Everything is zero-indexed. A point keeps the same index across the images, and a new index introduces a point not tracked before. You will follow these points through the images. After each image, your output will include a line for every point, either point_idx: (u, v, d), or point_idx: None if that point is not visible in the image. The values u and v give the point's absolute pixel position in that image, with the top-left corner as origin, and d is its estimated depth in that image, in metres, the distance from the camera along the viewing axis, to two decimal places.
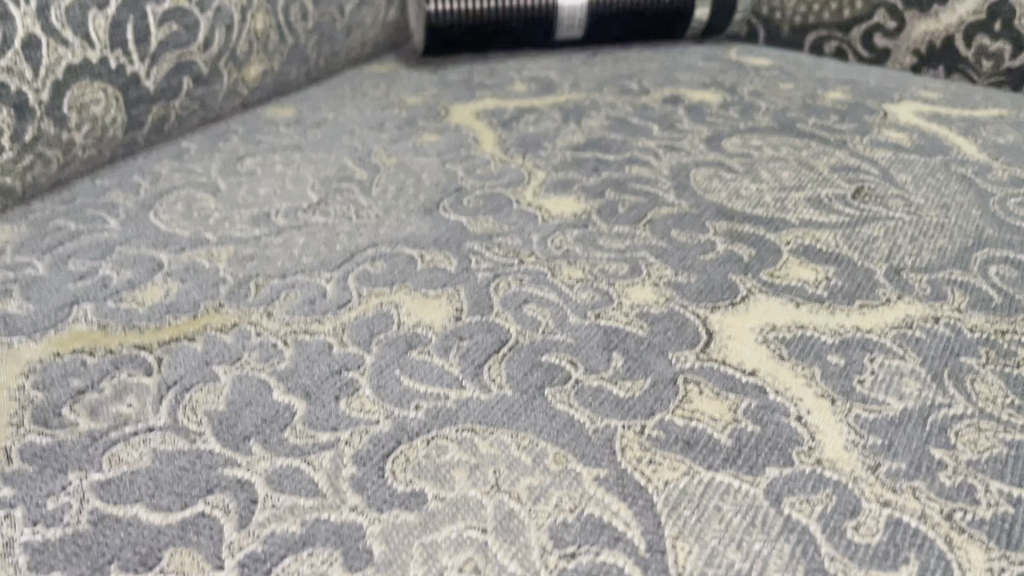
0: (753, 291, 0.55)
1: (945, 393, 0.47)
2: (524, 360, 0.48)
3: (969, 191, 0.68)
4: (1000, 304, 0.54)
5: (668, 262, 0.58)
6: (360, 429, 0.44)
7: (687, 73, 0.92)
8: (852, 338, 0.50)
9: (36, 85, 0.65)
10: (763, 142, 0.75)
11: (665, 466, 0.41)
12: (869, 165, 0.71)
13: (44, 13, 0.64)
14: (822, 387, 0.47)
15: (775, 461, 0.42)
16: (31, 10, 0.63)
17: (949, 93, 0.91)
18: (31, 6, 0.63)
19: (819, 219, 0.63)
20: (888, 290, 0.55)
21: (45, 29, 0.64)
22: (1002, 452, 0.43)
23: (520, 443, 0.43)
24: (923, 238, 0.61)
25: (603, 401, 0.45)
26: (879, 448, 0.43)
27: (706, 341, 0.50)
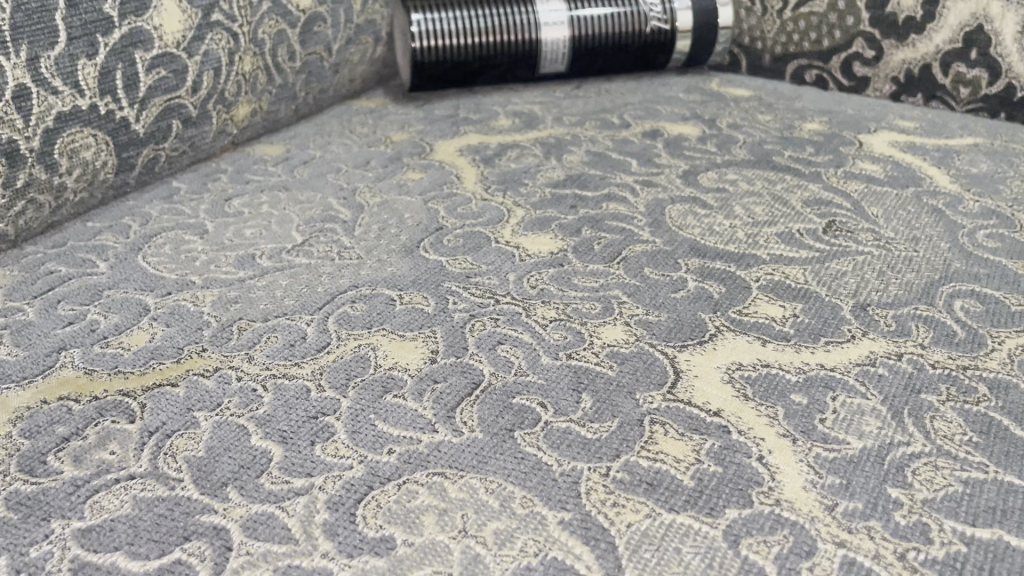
0: (721, 329, 0.56)
1: (905, 431, 0.48)
2: (496, 403, 0.50)
3: (939, 223, 0.70)
4: (963, 339, 0.56)
5: (640, 301, 0.59)
6: (333, 474, 0.45)
7: (667, 105, 0.94)
8: (816, 376, 0.52)
9: (28, 133, 0.66)
10: (738, 176, 0.77)
11: (628, 508, 0.43)
12: (842, 199, 0.73)
13: (34, 64, 0.66)
14: (784, 427, 0.48)
15: (735, 502, 0.43)
16: (21, 61, 0.65)
17: (927, 121, 0.93)
18: (22, 57, 0.65)
19: (790, 254, 0.65)
20: (854, 326, 0.56)
21: (36, 79, 0.66)
22: (957, 490, 0.44)
23: (488, 487, 0.44)
24: (890, 273, 0.62)
25: (571, 443, 0.47)
26: (837, 488, 0.44)
27: (674, 381, 0.51)
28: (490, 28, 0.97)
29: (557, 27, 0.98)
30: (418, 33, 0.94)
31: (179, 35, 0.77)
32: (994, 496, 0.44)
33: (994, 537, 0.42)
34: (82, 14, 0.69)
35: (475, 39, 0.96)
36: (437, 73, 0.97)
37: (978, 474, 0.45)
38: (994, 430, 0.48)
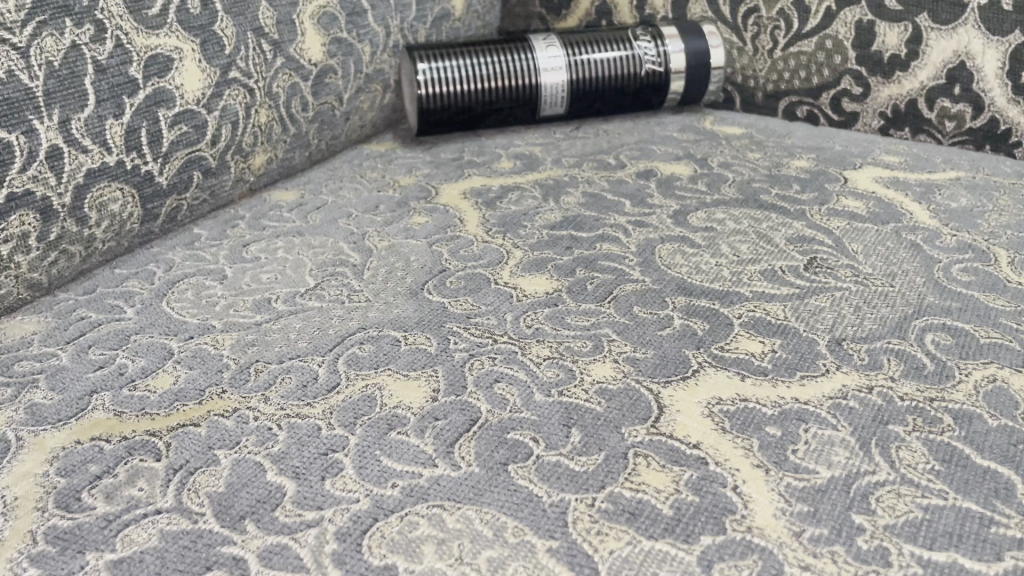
0: (704, 364, 0.60)
1: (871, 460, 0.51)
2: (492, 438, 0.54)
3: (916, 258, 0.74)
4: (931, 371, 0.59)
5: (628, 338, 0.63)
6: (341, 507, 0.49)
7: (662, 146, 0.98)
8: (790, 409, 0.55)
9: (60, 190, 0.72)
10: (726, 215, 0.81)
11: (611, 536, 0.47)
12: (824, 235, 0.77)
13: (66, 125, 0.71)
14: (758, 458, 0.52)
15: (710, 530, 0.47)
16: (54, 124, 0.70)
17: (912, 154, 0.97)
18: (54, 120, 0.70)
19: (772, 291, 0.69)
20: (828, 361, 0.60)
21: (67, 140, 0.71)
22: (918, 516, 0.48)
23: (483, 518, 0.48)
24: (867, 307, 0.66)
25: (560, 475, 0.51)
26: (805, 515, 0.48)
27: (657, 416, 0.55)
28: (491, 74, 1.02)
29: (556, 72, 1.03)
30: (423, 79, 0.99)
31: (199, 92, 0.82)
32: (951, 521, 0.47)
33: (949, 559, 0.45)
34: (110, 78, 0.74)
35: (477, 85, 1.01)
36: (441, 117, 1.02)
37: (938, 501, 0.49)
38: (955, 458, 0.52)
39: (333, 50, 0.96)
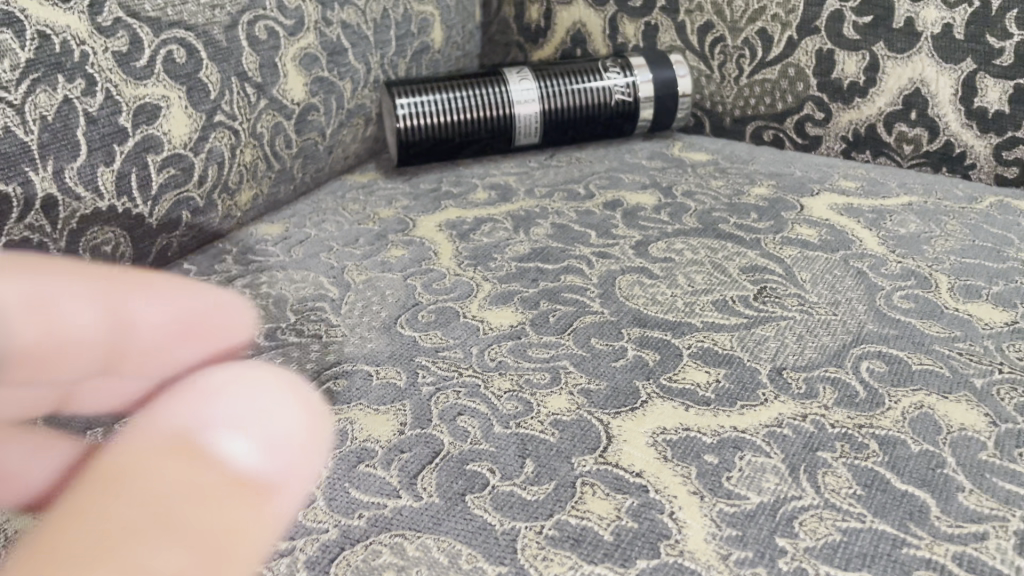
0: (652, 395, 0.65)
1: (798, 486, 0.56)
2: (452, 469, 0.58)
3: (861, 286, 0.78)
4: (863, 399, 0.64)
5: (584, 370, 0.68)
6: (312, 537, 0.54)
7: (630, 174, 1.03)
8: (728, 438, 0.60)
9: (55, 235, 0.77)
10: (685, 245, 0.85)
11: (555, 562, 0.51)
12: (775, 264, 0.81)
13: (60, 175, 0.76)
14: (694, 485, 0.56)
15: (645, 554, 0.52)
16: (48, 174, 0.75)
17: (869, 179, 1.01)
18: (48, 171, 0.75)
19: (721, 321, 0.73)
20: (767, 390, 0.65)
21: (62, 188, 0.76)
22: (836, 538, 0.52)
23: (440, 546, 0.53)
24: (809, 336, 0.71)
25: (512, 504, 0.55)
26: (733, 539, 0.52)
27: (605, 446, 0.60)
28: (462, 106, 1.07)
29: (529, 104, 1.08)
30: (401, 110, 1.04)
31: (186, 137, 0.87)
32: (866, 543, 0.52)
33: None
34: (101, 128, 0.79)
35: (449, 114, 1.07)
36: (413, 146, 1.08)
37: (855, 523, 0.53)
38: (876, 483, 0.56)
39: (315, 89, 1.01)
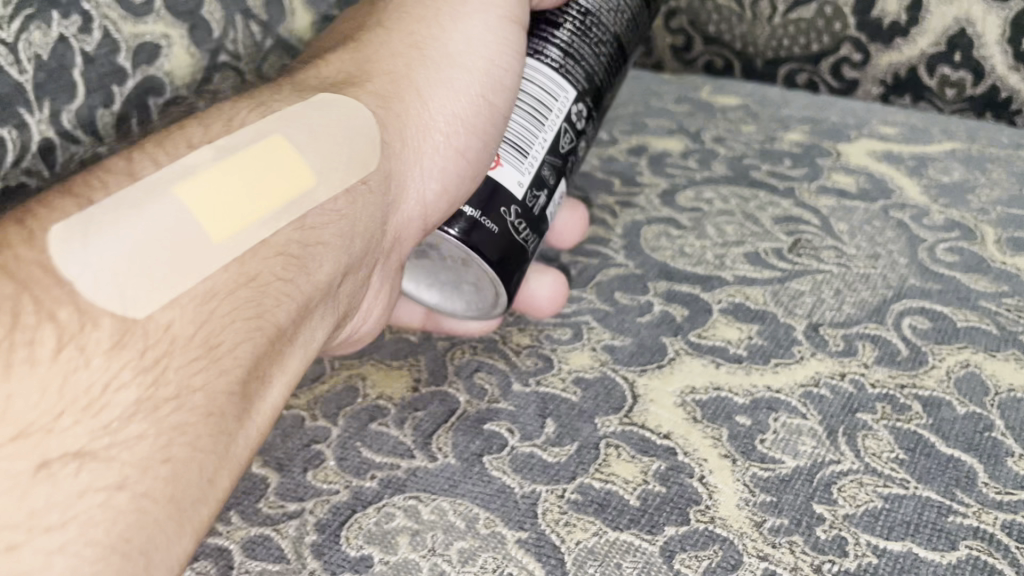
0: (680, 353, 0.61)
1: (837, 450, 0.53)
2: (468, 430, 0.55)
3: (901, 238, 0.74)
4: (905, 357, 0.60)
5: (608, 325, 0.64)
6: (322, 498, 0.51)
7: (655, 119, 0.97)
8: (761, 398, 0.57)
9: (51, 180, 0.66)
10: (714, 194, 0.81)
11: (579, 527, 0.49)
12: (811, 215, 0.77)
13: (57, 119, 0.65)
14: (726, 448, 0.53)
15: (674, 520, 0.49)
16: (44, 116, 0.65)
17: (908, 126, 0.95)
18: (43, 112, 0.65)
19: (753, 274, 0.69)
20: (803, 348, 0.61)
21: (56, 130, 0.65)
22: (877, 506, 0.49)
23: (456, 509, 0.50)
24: (847, 291, 0.67)
25: (532, 467, 0.52)
26: (767, 505, 0.49)
27: (630, 406, 0.57)
28: (578, 64, 0.67)
29: None
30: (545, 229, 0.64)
31: (189, 79, 0.73)
32: (910, 511, 0.49)
33: (905, 549, 0.47)
34: (98, 68, 0.68)
35: (575, 91, 0.67)
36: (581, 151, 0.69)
37: (899, 490, 0.50)
38: (920, 447, 0.53)
39: None
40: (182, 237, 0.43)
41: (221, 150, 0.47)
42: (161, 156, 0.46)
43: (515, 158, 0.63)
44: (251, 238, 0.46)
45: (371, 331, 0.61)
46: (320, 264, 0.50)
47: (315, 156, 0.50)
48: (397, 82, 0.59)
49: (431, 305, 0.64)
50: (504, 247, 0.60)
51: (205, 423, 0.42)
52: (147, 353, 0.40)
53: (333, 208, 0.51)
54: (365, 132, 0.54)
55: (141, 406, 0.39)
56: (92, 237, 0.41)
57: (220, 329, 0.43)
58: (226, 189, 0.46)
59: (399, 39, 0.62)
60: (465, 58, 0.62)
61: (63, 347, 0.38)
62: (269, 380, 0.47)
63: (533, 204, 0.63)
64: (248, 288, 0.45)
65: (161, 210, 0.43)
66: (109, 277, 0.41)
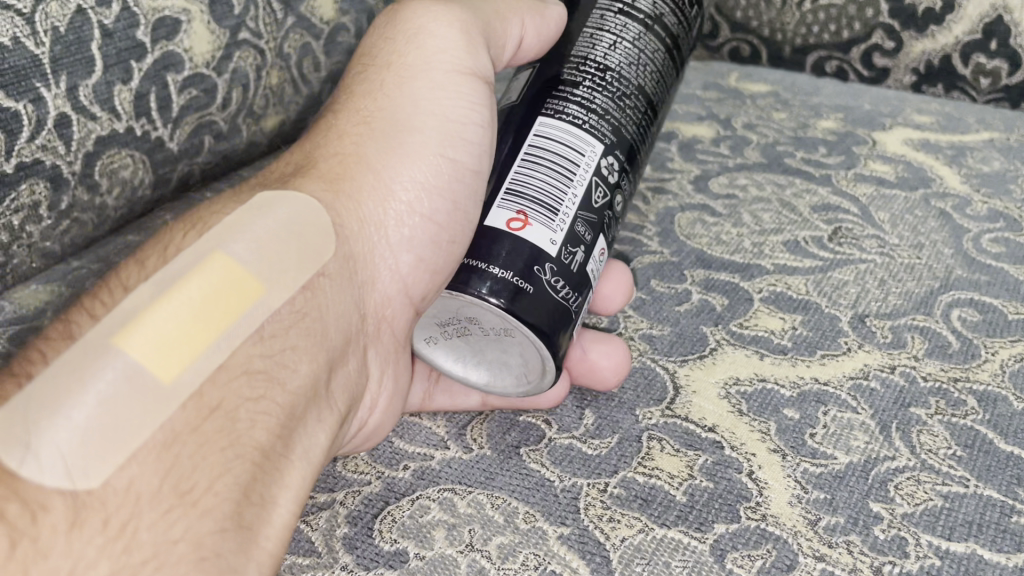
0: (722, 343, 0.58)
1: (891, 445, 0.50)
2: (503, 421, 0.54)
3: (944, 228, 0.71)
4: (957, 350, 0.58)
5: (645, 314, 0.62)
6: (353, 489, 0.49)
7: (683, 105, 0.95)
8: (809, 391, 0.54)
9: (70, 158, 0.62)
10: (749, 181, 0.78)
11: (623, 523, 0.46)
12: (850, 203, 0.75)
13: (74, 93, 0.61)
14: (775, 443, 0.51)
15: (724, 517, 0.46)
16: (61, 90, 0.60)
17: (944, 115, 0.92)
18: (61, 87, 0.60)
19: (794, 263, 0.67)
20: (850, 339, 0.59)
21: (74, 107, 0.61)
22: (936, 505, 0.47)
23: (493, 503, 0.48)
24: (892, 281, 0.64)
25: (571, 459, 0.50)
26: (821, 502, 0.47)
27: (672, 397, 0.54)
28: (603, 117, 0.57)
29: None
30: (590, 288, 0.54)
31: (209, 55, 0.69)
32: (971, 511, 0.47)
33: (968, 551, 0.44)
34: (116, 42, 0.63)
35: (601, 143, 0.57)
36: (617, 207, 0.58)
37: (959, 488, 0.48)
38: (978, 443, 0.51)
39: None
40: (135, 388, 0.36)
41: (162, 280, 0.40)
42: (99, 305, 0.40)
43: (545, 215, 0.53)
44: (208, 365, 0.39)
45: (381, 429, 0.52)
46: (296, 362, 0.44)
47: (274, 242, 0.44)
48: (348, 163, 0.52)
49: (479, 385, 0.54)
50: (552, 312, 0.50)
51: (235, 525, 0.37)
52: (157, 477, 0.36)
53: (291, 309, 0.44)
54: (308, 222, 0.47)
55: (162, 528, 0.35)
56: (62, 417, 0.35)
57: (225, 428, 0.39)
58: (179, 318, 0.38)
59: (346, 119, 0.54)
60: (423, 119, 0.53)
61: (74, 505, 0.34)
62: (294, 456, 0.42)
63: (569, 261, 0.52)
64: (244, 379, 0.40)
65: (110, 377, 0.36)
66: (81, 455, 0.35)
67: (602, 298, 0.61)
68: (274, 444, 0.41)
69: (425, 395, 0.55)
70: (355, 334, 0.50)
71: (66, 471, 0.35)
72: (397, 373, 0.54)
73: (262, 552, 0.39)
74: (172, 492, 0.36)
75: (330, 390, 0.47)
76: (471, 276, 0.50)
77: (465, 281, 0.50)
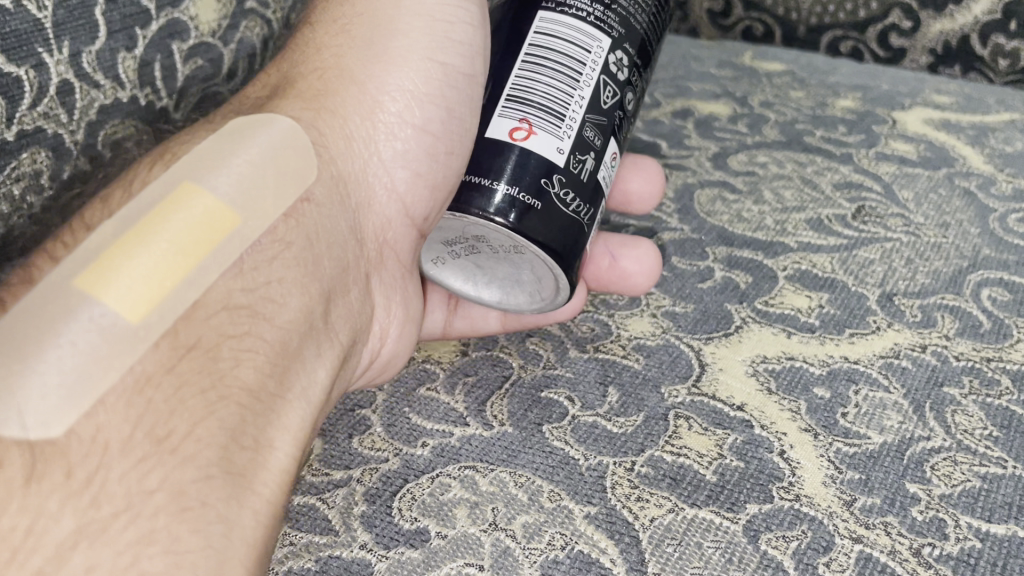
0: (747, 321, 0.57)
1: (925, 426, 0.49)
2: (524, 397, 0.52)
3: (970, 207, 0.69)
4: (988, 329, 0.56)
5: (667, 291, 0.60)
6: (370, 467, 0.47)
7: (698, 83, 0.93)
8: (839, 369, 0.53)
9: (72, 127, 0.60)
10: (768, 159, 0.76)
11: (652, 503, 0.44)
12: (872, 182, 0.73)
13: (77, 60, 0.59)
14: (806, 421, 0.49)
15: (755, 498, 0.45)
16: (63, 57, 0.58)
17: (963, 95, 0.90)
18: (64, 54, 0.58)
19: (818, 241, 0.65)
20: (879, 318, 0.57)
21: (76, 74, 0.59)
22: (974, 486, 0.45)
23: (516, 481, 0.46)
24: (919, 260, 0.63)
25: (596, 437, 0.48)
26: (856, 483, 0.45)
27: (698, 374, 0.53)
28: (609, 8, 0.55)
29: None
30: (601, 196, 0.53)
31: (215, 23, 0.67)
32: (1010, 492, 0.45)
33: (1009, 532, 0.43)
34: (120, 7, 0.61)
35: (608, 36, 0.54)
36: (628, 106, 0.56)
37: (997, 470, 0.46)
38: (1014, 424, 0.49)
39: None
40: (101, 331, 0.34)
41: (129, 217, 0.37)
42: (61, 250, 0.38)
43: (552, 121, 0.51)
44: (182, 300, 0.36)
45: (395, 357, 0.52)
46: (285, 296, 0.41)
47: (250, 172, 0.41)
48: (329, 77, 0.50)
49: (493, 304, 0.55)
50: (561, 227, 0.50)
51: (224, 471, 0.35)
52: (128, 424, 0.34)
53: (274, 238, 0.42)
54: (288, 146, 0.44)
55: (136, 479, 0.33)
56: (23, 370, 0.33)
57: (205, 368, 0.36)
58: (150, 255, 0.36)
59: (322, 30, 0.52)
60: (406, 23, 0.51)
61: (32, 458, 0.32)
62: (289, 395, 0.40)
63: (579, 170, 0.51)
64: (224, 314, 0.38)
65: (74, 324, 0.34)
66: (43, 406, 0.33)
67: (637, 195, 0.67)
68: (264, 383, 0.39)
69: (444, 322, 0.56)
70: (352, 260, 0.48)
71: (25, 423, 0.32)
72: (404, 296, 0.53)
73: (257, 498, 0.36)
74: (147, 439, 0.34)
75: (328, 321, 0.45)
76: (474, 195, 0.50)
77: (468, 201, 0.50)
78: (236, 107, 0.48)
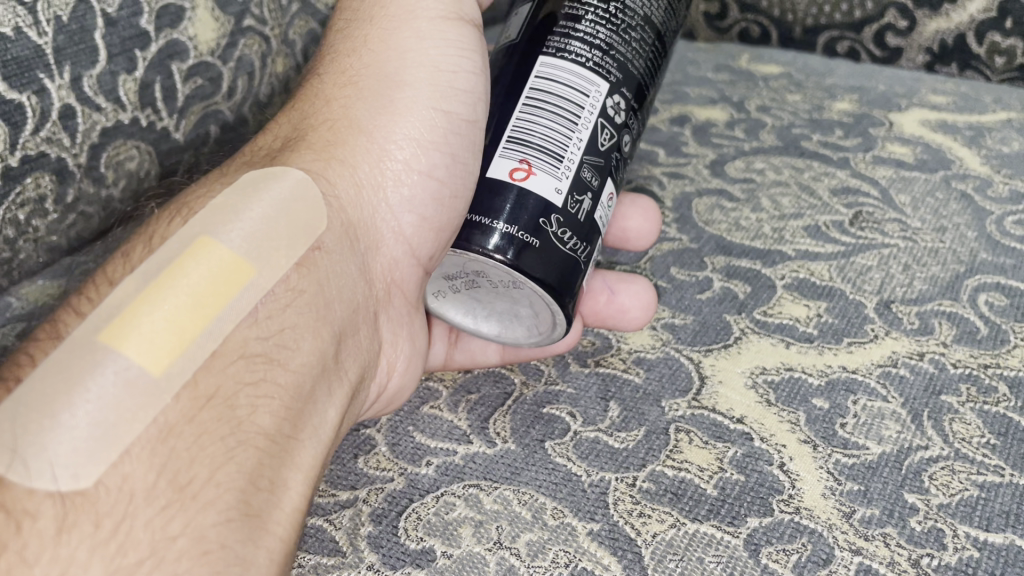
0: (746, 332, 0.57)
1: (923, 434, 0.49)
2: (527, 413, 0.52)
3: (967, 210, 0.70)
4: (985, 335, 0.57)
5: (667, 304, 0.61)
6: (376, 487, 0.48)
7: (696, 88, 0.93)
8: (838, 379, 0.53)
9: (75, 150, 0.60)
10: (765, 165, 0.77)
11: (654, 519, 0.45)
12: (869, 186, 0.73)
13: (79, 84, 0.59)
14: (805, 433, 0.50)
15: (756, 512, 0.45)
16: (65, 81, 0.58)
17: (960, 95, 0.90)
18: (65, 78, 0.58)
19: (815, 249, 0.65)
20: (877, 326, 0.58)
21: (78, 98, 0.59)
22: (972, 495, 0.46)
23: (520, 499, 0.47)
24: (915, 266, 0.63)
25: (598, 453, 0.49)
26: (856, 494, 0.46)
27: (698, 388, 0.53)
28: (608, 53, 0.55)
29: None
30: (597, 235, 0.53)
31: (213, 43, 0.67)
32: (1008, 500, 0.46)
33: (1006, 541, 0.43)
34: (120, 31, 0.61)
35: (606, 81, 0.54)
36: (625, 147, 0.56)
37: (994, 478, 0.47)
38: (1012, 431, 0.50)
39: None
40: (126, 385, 0.35)
41: (147, 271, 0.38)
42: (84, 303, 0.38)
43: (550, 163, 0.51)
44: (202, 350, 0.37)
45: (400, 392, 0.53)
46: (298, 340, 0.42)
47: (263, 224, 0.42)
48: (338, 128, 0.51)
49: (492, 337, 0.55)
50: (558, 265, 0.50)
51: (241, 514, 0.36)
52: (153, 473, 0.34)
53: (287, 286, 0.42)
54: (300, 197, 0.44)
55: (161, 524, 0.34)
56: (53, 423, 0.33)
57: (224, 416, 0.37)
58: (172, 308, 0.36)
59: (330, 81, 0.53)
60: (412, 73, 0.52)
61: (64, 508, 0.33)
62: (302, 436, 0.41)
63: (577, 211, 0.52)
64: (242, 363, 0.39)
65: (99, 377, 0.34)
66: (73, 457, 0.33)
67: (635, 233, 0.66)
68: (280, 427, 0.39)
69: (445, 355, 0.57)
70: (362, 302, 0.49)
71: (55, 475, 0.33)
72: (410, 331, 0.54)
73: (270, 538, 0.37)
74: (170, 487, 0.34)
75: (339, 362, 0.46)
76: (473, 232, 0.50)
77: (467, 238, 0.50)
78: (247, 159, 0.49)
